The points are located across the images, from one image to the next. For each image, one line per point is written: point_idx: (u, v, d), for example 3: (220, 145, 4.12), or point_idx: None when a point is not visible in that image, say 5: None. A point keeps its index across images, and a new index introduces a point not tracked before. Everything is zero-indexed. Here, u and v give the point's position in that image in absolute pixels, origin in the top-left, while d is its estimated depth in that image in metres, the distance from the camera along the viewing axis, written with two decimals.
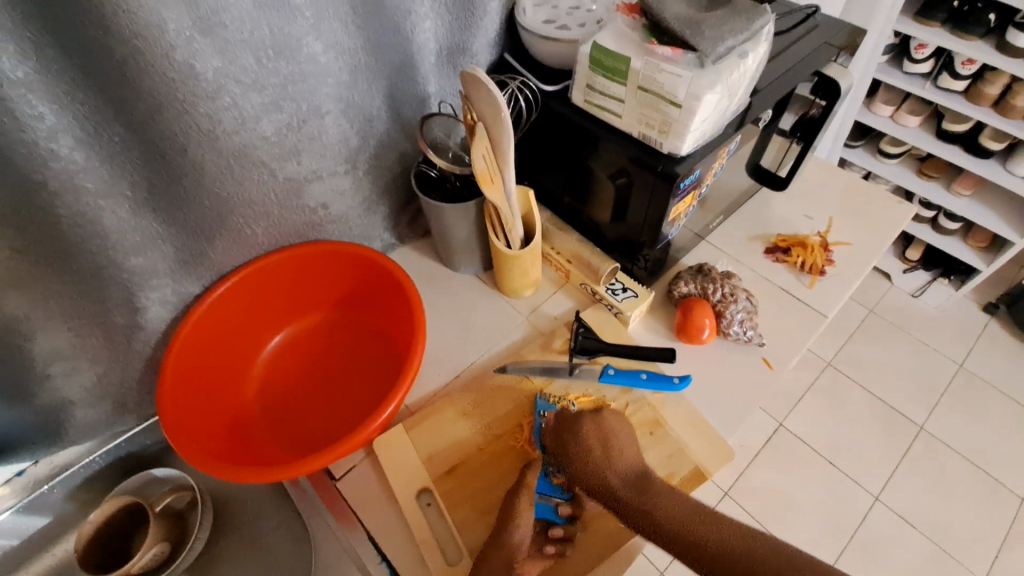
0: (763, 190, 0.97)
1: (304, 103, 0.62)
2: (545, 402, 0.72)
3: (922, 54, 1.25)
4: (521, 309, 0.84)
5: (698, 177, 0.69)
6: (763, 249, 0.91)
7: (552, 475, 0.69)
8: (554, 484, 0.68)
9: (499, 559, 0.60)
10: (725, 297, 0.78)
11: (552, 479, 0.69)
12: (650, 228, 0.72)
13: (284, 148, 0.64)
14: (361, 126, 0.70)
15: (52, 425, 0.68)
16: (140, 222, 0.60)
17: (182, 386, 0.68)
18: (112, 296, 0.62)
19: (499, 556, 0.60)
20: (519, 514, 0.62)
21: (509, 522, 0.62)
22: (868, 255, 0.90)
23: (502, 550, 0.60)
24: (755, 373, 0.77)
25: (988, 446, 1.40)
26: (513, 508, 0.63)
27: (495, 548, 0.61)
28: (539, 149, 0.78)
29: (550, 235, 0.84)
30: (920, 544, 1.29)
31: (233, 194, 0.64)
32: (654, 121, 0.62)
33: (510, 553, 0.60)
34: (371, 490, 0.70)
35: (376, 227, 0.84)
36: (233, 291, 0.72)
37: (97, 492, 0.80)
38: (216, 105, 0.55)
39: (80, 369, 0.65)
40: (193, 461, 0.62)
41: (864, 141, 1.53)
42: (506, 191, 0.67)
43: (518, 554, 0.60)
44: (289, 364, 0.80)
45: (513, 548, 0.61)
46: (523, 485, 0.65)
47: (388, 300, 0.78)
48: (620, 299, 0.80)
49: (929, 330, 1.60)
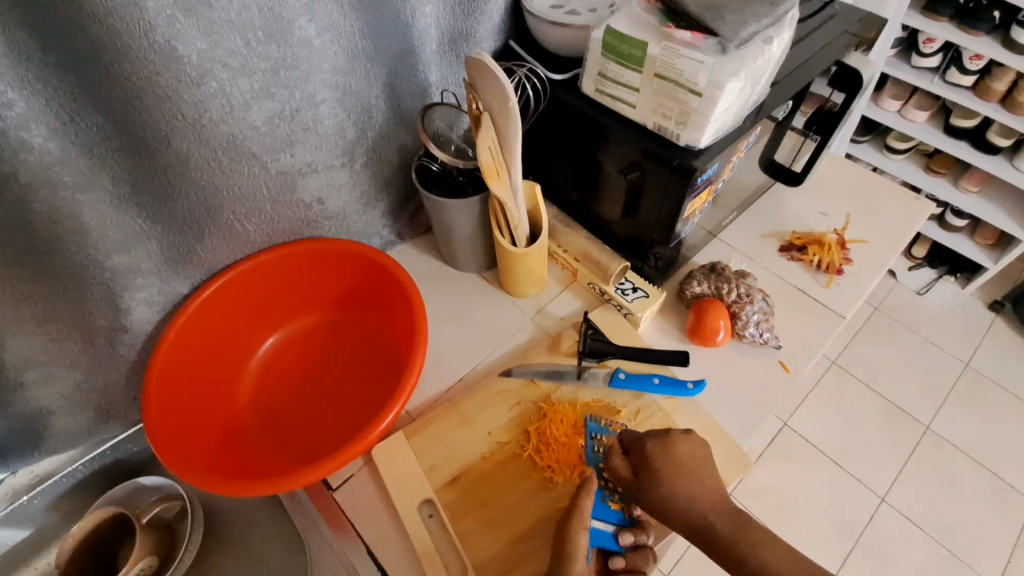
0: (775, 185, 0.94)
1: (297, 91, 0.58)
2: (597, 425, 0.67)
3: (930, 48, 1.21)
4: (526, 310, 0.81)
5: (715, 172, 0.65)
6: (777, 246, 0.87)
7: (609, 499, 0.63)
8: (613, 509, 0.62)
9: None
10: (740, 297, 0.75)
11: (608, 504, 0.62)
12: (663, 225, 0.68)
13: (277, 139, 0.60)
14: (358, 116, 0.66)
15: (30, 432, 0.64)
16: (123, 219, 0.56)
17: (170, 391, 0.65)
18: (93, 297, 0.58)
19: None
20: (575, 547, 0.55)
21: (563, 559, 0.54)
22: (884, 252, 0.87)
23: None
24: (772, 376, 0.74)
25: (998, 447, 1.38)
26: (565, 536, 0.56)
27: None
28: (546, 142, 0.75)
29: (557, 232, 0.80)
30: (930, 546, 1.26)
31: (222, 188, 0.60)
32: (672, 111, 0.58)
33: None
34: (371, 501, 0.67)
35: (375, 223, 0.80)
36: (224, 291, 0.68)
37: (79, 502, 0.76)
38: (202, 91, 0.51)
39: (58, 373, 0.61)
40: (181, 473, 0.59)
41: (873, 136, 1.50)
42: (512, 184, 0.63)
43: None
44: (283, 368, 0.76)
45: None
46: (576, 517, 0.57)
47: (387, 300, 0.75)
48: (630, 299, 0.76)
49: (934, 328, 1.57)
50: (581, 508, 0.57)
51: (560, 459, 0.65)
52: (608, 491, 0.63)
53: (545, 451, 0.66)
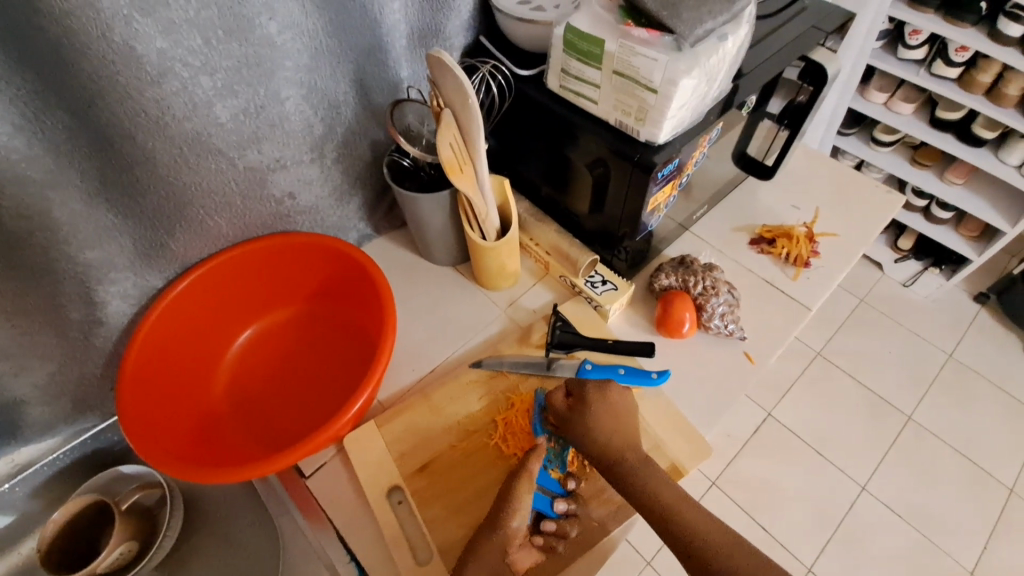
0: (749, 180, 0.95)
1: (262, 88, 0.59)
2: (546, 398, 0.69)
3: (917, 40, 1.22)
4: (499, 302, 0.82)
5: (678, 166, 0.67)
6: (748, 240, 0.89)
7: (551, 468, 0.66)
8: (552, 478, 0.66)
9: (496, 546, 0.60)
10: (706, 289, 0.76)
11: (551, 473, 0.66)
12: (628, 218, 0.69)
13: (243, 136, 0.61)
14: (326, 113, 0.67)
15: (8, 422, 0.66)
16: (92, 215, 0.57)
17: (144, 382, 0.66)
18: (66, 290, 0.60)
19: (496, 546, 0.60)
20: (519, 503, 0.62)
21: (506, 511, 0.62)
22: (854, 245, 0.88)
23: (501, 535, 0.61)
24: (737, 367, 0.76)
25: (977, 436, 1.40)
26: (512, 493, 0.63)
27: (492, 535, 0.61)
28: (516, 137, 0.76)
29: (528, 226, 0.81)
30: (907, 533, 1.29)
31: (191, 184, 0.61)
32: (631, 108, 0.60)
33: (505, 540, 0.61)
34: (342, 488, 0.68)
35: (351, 217, 0.82)
36: (198, 284, 0.69)
37: (60, 490, 0.77)
38: (164, 90, 0.52)
39: (33, 364, 0.63)
40: (154, 462, 0.60)
41: (859, 129, 1.50)
42: (477, 179, 0.64)
43: (512, 543, 0.61)
44: (259, 359, 0.77)
45: (510, 536, 0.61)
46: (523, 470, 0.65)
47: (359, 293, 0.76)
48: (599, 292, 0.78)
49: (918, 319, 1.58)
50: (530, 470, 0.64)
51: (526, 447, 0.68)
52: (550, 459, 0.67)
53: (511, 440, 0.68)
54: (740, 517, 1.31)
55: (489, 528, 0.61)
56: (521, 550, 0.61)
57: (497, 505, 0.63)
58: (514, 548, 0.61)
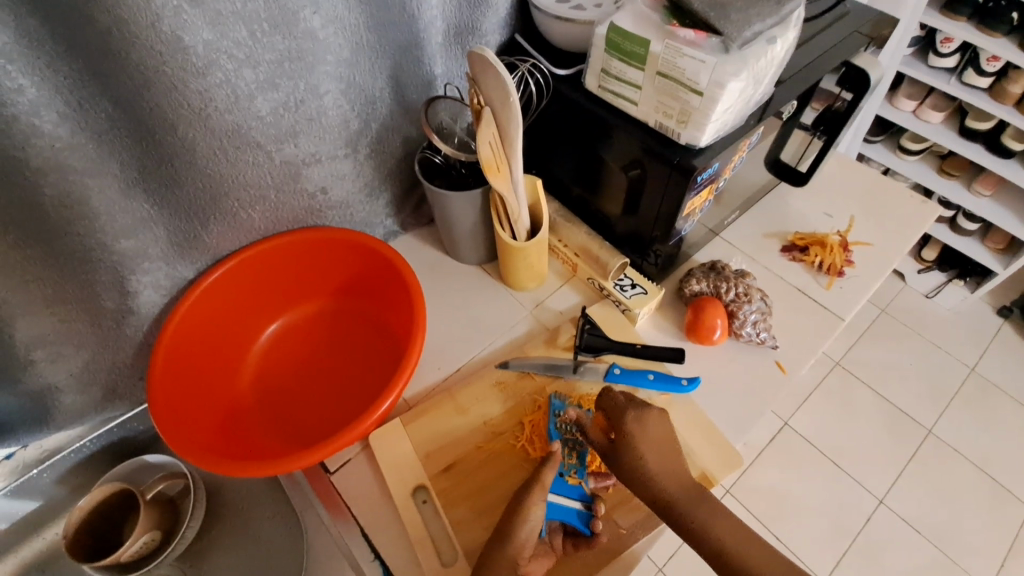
0: (779, 186, 0.94)
1: (302, 82, 0.59)
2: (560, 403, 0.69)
3: (947, 48, 1.19)
4: (525, 303, 0.81)
5: (718, 170, 0.65)
6: (779, 246, 0.87)
7: (569, 474, 0.65)
8: (573, 486, 0.64)
9: (504, 559, 0.56)
10: (738, 296, 0.75)
11: (569, 480, 0.65)
12: (663, 222, 0.68)
13: (281, 129, 0.61)
14: (362, 108, 0.67)
15: (40, 409, 0.66)
16: (131, 205, 0.58)
17: (173, 373, 0.66)
18: (101, 279, 0.60)
19: (506, 558, 0.56)
20: (529, 514, 0.58)
21: (515, 523, 0.58)
22: (887, 255, 0.86)
23: (511, 547, 0.57)
24: (765, 375, 0.74)
25: (1000, 454, 1.37)
26: (522, 506, 0.58)
27: (501, 547, 0.57)
28: (549, 137, 0.75)
29: (558, 227, 0.80)
30: (926, 550, 1.26)
31: (227, 176, 0.61)
32: (673, 110, 0.58)
33: (516, 553, 0.57)
34: (366, 486, 0.68)
35: (379, 213, 0.81)
36: (229, 276, 0.69)
37: (87, 476, 0.78)
38: (208, 81, 0.52)
39: (67, 352, 0.63)
40: (184, 453, 0.60)
41: (885, 136, 1.47)
42: (512, 179, 0.63)
43: (520, 555, 0.57)
44: (285, 353, 0.77)
45: (519, 548, 0.57)
46: (538, 483, 0.60)
47: (388, 289, 0.76)
48: (629, 295, 0.77)
49: (940, 331, 1.56)
50: (542, 479, 0.60)
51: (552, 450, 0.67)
52: (567, 467, 0.65)
53: (538, 444, 0.67)
54: (754, 526, 1.29)
55: (498, 540, 0.58)
56: (533, 559, 0.58)
57: (507, 514, 0.59)
58: (523, 559, 0.57)
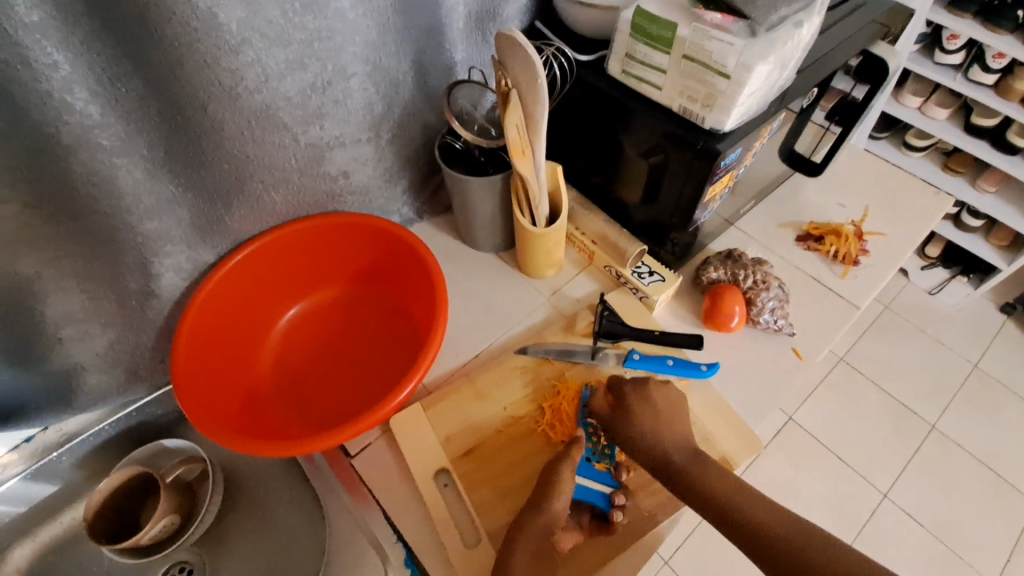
0: (792, 177, 0.94)
1: (330, 64, 0.59)
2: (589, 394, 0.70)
3: (954, 44, 1.20)
4: (542, 291, 0.82)
5: (738, 156, 0.65)
6: (794, 236, 0.88)
7: (596, 460, 0.67)
8: (601, 471, 0.66)
9: (540, 527, 0.59)
10: (756, 284, 0.76)
11: (596, 465, 0.66)
12: (683, 208, 0.69)
13: (307, 111, 0.61)
14: (386, 92, 0.67)
15: (61, 391, 0.66)
16: (156, 185, 0.58)
17: (195, 355, 0.66)
18: (126, 260, 0.60)
19: (540, 528, 0.59)
20: (562, 486, 0.61)
21: (549, 493, 0.60)
22: (901, 245, 0.87)
23: (546, 516, 0.59)
24: (783, 364, 0.75)
25: (1004, 449, 1.38)
26: (555, 480, 0.61)
27: (536, 516, 0.59)
28: (568, 124, 0.75)
29: (576, 216, 0.81)
30: (930, 543, 1.27)
31: (252, 157, 0.62)
32: (698, 94, 0.59)
33: (550, 521, 0.59)
34: (387, 469, 0.68)
35: (396, 201, 0.82)
36: (251, 259, 0.70)
37: (106, 461, 0.78)
38: (239, 60, 0.53)
39: (92, 331, 0.63)
40: (207, 433, 0.61)
41: (890, 133, 1.48)
42: (536, 163, 0.64)
43: (556, 524, 0.59)
44: (303, 338, 0.77)
45: (553, 518, 0.59)
46: (566, 460, 0.63)
47: (408, 275, 0.76)
48: (647, 283, 0.77)
49: (943, 327, 1.57)
50: (574, 458, 0.63)
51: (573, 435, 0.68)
52: (595, 452, 0.67)
53: (559, 427, 0.68)
54: None
55: (534, 509, 0.60)
56: (565, 531, 0.61)
57: (541, 486, 0.62)
58: (558, 529, 0.60)
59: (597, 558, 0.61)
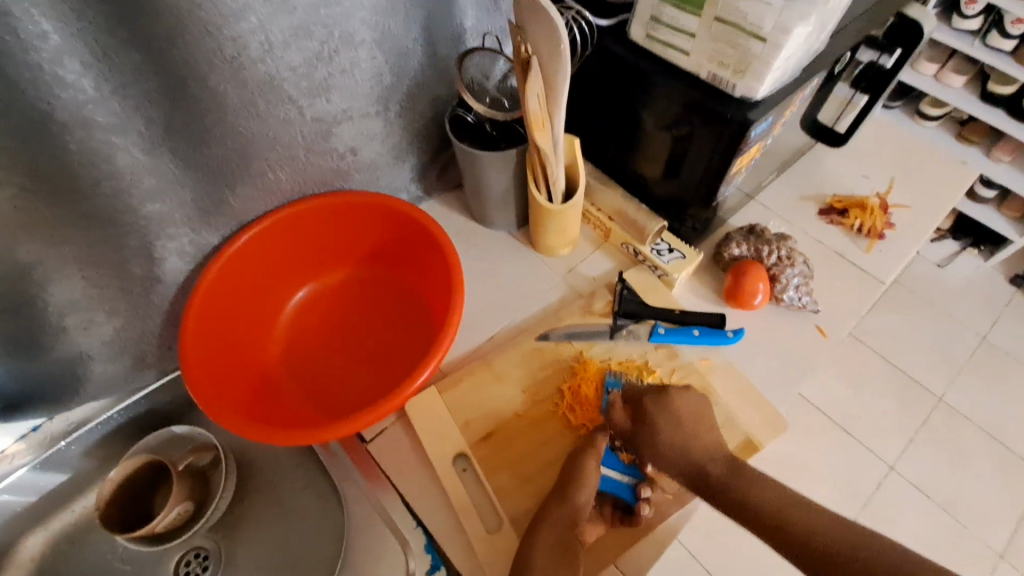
0: (813, 148, 0.90)
1: (337, 31, 0.55)
2: (614, 380, 0.68)
3: (973, 10, 1.10)
4: (557, 270, 0.79)
5: (768, 127, 0.62)
6: (816, 210, 0.85)
7: (620, 451, 0.66)
8: (625, 463, 0.65)
9: (564, 519, 0.58)
10: (780, 260, 0.74)
11: (620, 456, 0.66)
12: (708, 182, 0.66)
13: (313, 83, 0.58)
14: (395, 62, 0.63)
15: (67, 381, 0.64)
16: (157, 164, 0.54)
17: (204, 341, 0.64)
18: (128, 245, 0.57)
19: (564, 517, 0.58)
20: (586, 475, 0.60)
21: (572, 485, 0.59)
22: (927, 218, 0.84)
23: (569, 508, 0.58)
24: (807, 341, 0.73)
25: (1011, 421, 1.38)
26: (579, 471, 0.60)
27: (560, 507, 0.58)
28: (585, 94, 0.72)
29: (592, 190, 0.77)
30: (936, 515, 1.28)
31: (257, 133, 0.58)
32: (730, 59, 0.55)
33: (574, 512, 0.58)
34: (404, 454, 0.67)
35: (404, 178, 0.78)
36: (257, 241, 0.67)
37: (115, 450, 0.77)
38: (241, 27, 0.49)
39: (95, 319, 0.60)
40: (220, 421, 0.59)
41: (903, 101, 1.33)
42: (554, 135, 0.61)
43: (581, 515, 0.58)
44: (313, 321, 0.75)
45: (577, 508, 0.58)
46: (590, 450, 0.62)
47: (421, 255, 0.73)
48: (666, 260, 0.74)
49: (953, 300, 1.54)
50: (598, 447, 0.62)
51: (594, 419, 0.66)
52: (620, 443, 0.66)
53: (580, 410, 0.66)
54: None
55: (557, 501, 0.59)
56: (590, 522, 0.60)
57: (564, 476, 0.61)
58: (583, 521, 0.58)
59: (616, 548, 0.60)
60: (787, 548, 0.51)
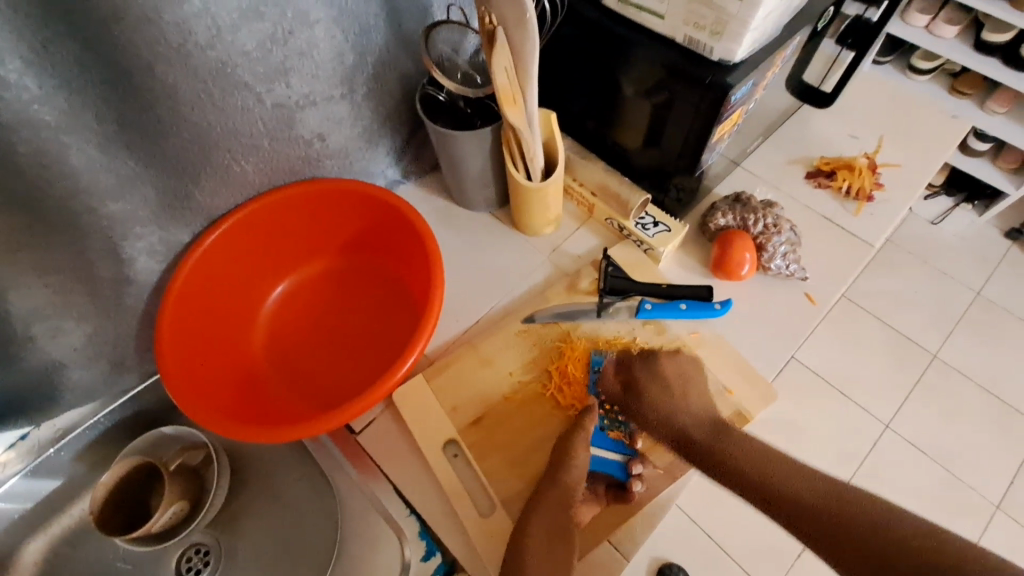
0: (799, 109, 0.88)
1: (290, 10, 0.52)
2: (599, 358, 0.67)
3: None
4: (541, 249, 0.78)
5: (749, 91, 0.60)
6: (804, 173, 0.83)
7: (609, 429, 0.65)
8: (614, 439, 0.65)
9: (556, 500, 0.58)
10: (766, 228, 0.72)
11: (609, 433, 0.65)
12: (690, 150, 0.64)
13: (270, 66, 0.55)
14: (357, 40, 0.60)
15: (46, 388, 0.63)
16: (114, 162, 0.52)
17: (182, 341, 0.63)
18: (93, 247, 0.56)
19: (555, 499, 0.58)
20: (575, 457, 0.60)
21: (561, 466, 0.59)
22: (917, 175, 0.83)
23: (560, 488, 0.58)
24: (796, 308, 0.72)
25: (1005, 374, 1.38)
26: (568, 451, 0.61)
27: (551, 489, 0.59)
28: (560, 64, 0.69)
29: (573, 166, 0.75)
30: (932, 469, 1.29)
31: (215, 123, 0.56)
32: (705, 20, 0.52)
33: (567, 492, 0.58)
34: (394, 443, 0.67)
35: (379, 162, 0.76)
36: (229, 236, 0.65)
37: (106, 452, 0.76)
38: (185, 11, 0.46)
39: (67, 325, 0.59)
40: (202, 421, 0.58)
41: (895, 57, 1.29)
42: (528, 111, 0.58)
43: (574, 495, 0.58)
44: (295, 314, 0.74)
45: (569, 488, 0.59)
46: (579, 430, 0.62)
47: (399, 241, 0.71)
48: (651, 234, 0.73)
49: (946, 256, 1.53)
50: (586, 428, 0.63)
51: (582, 398, 0.66)
52: (608, 421, 0.65)
53: (568, 390, 0.66)
54: None
55: (548, 482, 0.59)
56: (583, 503, 0.60)
57: (555, 458, 0.61)
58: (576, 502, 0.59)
59: (609, 526, 0.60)
60: (779, 512, 0.56)
